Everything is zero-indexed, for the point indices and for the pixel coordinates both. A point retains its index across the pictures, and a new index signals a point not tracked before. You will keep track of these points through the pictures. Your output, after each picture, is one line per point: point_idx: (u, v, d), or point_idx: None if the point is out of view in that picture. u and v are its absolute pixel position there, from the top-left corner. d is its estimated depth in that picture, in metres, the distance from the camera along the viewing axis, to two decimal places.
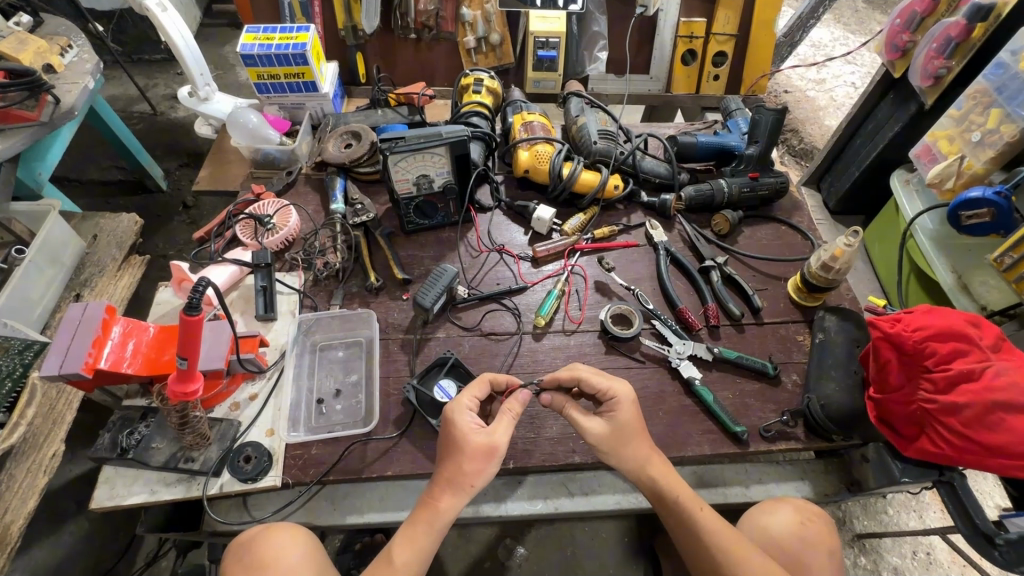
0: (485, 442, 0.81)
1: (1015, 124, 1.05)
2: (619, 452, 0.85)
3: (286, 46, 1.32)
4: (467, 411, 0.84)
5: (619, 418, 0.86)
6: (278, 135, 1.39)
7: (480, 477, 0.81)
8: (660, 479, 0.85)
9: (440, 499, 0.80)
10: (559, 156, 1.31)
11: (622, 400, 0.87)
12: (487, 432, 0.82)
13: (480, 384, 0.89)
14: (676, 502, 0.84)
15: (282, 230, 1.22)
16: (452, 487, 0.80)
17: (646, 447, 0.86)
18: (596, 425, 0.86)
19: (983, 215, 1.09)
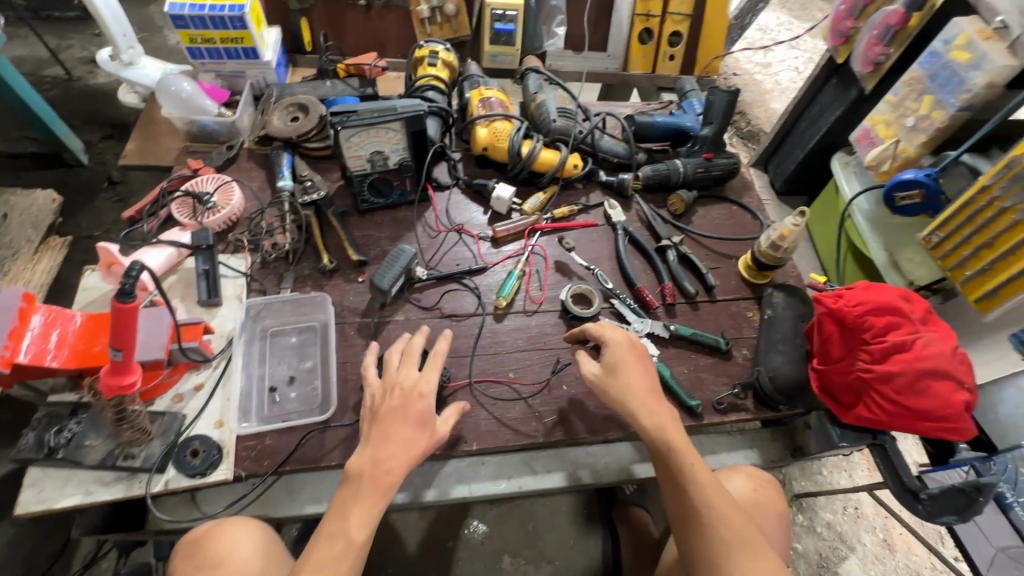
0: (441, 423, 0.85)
1: (945, 110, 1.10)
2: (626, 388, 0.89)
3: (221, 7, 1.21)
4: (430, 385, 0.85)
5: (628, 355, 0.92)
6: (216, 105, 1.29)
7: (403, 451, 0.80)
8: (660, 425, 0.85)
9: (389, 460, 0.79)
10: (518, 134, 1.28)
11: (631, 343, 0.94)
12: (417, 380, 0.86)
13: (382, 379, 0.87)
14: (675, 449, 0.84)
15: (223, 210, 1.14)
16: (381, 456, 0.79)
17: (653, 394, 0.89)
18: (621, 360, 0.91)
19: (914, 196, 1.16)
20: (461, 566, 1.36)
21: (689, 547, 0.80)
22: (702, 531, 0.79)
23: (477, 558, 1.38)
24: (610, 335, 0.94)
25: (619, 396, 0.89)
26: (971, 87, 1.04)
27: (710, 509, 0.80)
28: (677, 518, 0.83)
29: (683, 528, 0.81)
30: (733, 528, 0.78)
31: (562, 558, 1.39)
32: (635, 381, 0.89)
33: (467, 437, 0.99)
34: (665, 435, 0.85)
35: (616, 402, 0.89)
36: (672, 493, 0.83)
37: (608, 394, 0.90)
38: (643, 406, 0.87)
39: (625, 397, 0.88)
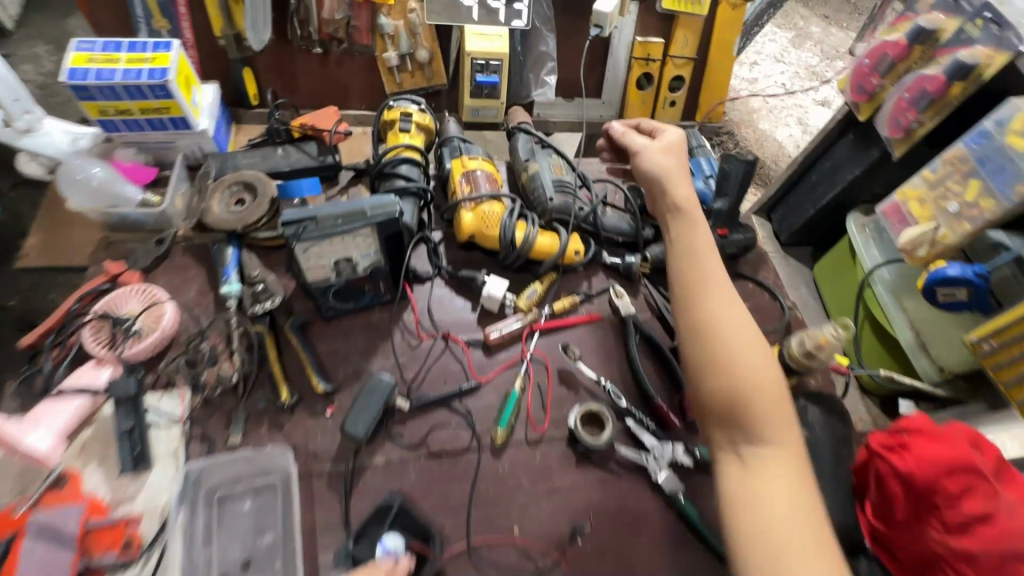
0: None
1: (998, 202, 0.98)
2: (694, 267, 0.92)
3: (136, 73, 0.97)
4: None
5: (688, 227, 0.98)
6: (139, 191, 1.04)
7: None
8: (737, 332, 0.84)
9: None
10: (510, 219, 1.09)
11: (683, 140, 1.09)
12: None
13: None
14: (745, 343, 0.83)
15: (151, 335, 0.92)
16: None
17: (743, 317, 0.87)
18: (696, 229, 0.97)
19: (960, 293, 1.03)
20: None
21: (736, 431, 0.79)
22: (744, 382, 0.80)
23: None
24: (688, 208, 0.99)
25: (700, 289, 0.89)
26: None
27: (761, 383, 0.81)
28: (718, 365, 0.82)
29: (732, 401, 0.80)
30: (786, 476, 0.75)
31: None
32: (717, 301, 0.87)
33: None
34: (748, 343, 0.83)
35: (691, 283, 0.91)
36: (725, 345, 0.83)
37: (683, 286, 0.91)
38: (717, 295, 0.88)
39: (697, 310, 0.87)
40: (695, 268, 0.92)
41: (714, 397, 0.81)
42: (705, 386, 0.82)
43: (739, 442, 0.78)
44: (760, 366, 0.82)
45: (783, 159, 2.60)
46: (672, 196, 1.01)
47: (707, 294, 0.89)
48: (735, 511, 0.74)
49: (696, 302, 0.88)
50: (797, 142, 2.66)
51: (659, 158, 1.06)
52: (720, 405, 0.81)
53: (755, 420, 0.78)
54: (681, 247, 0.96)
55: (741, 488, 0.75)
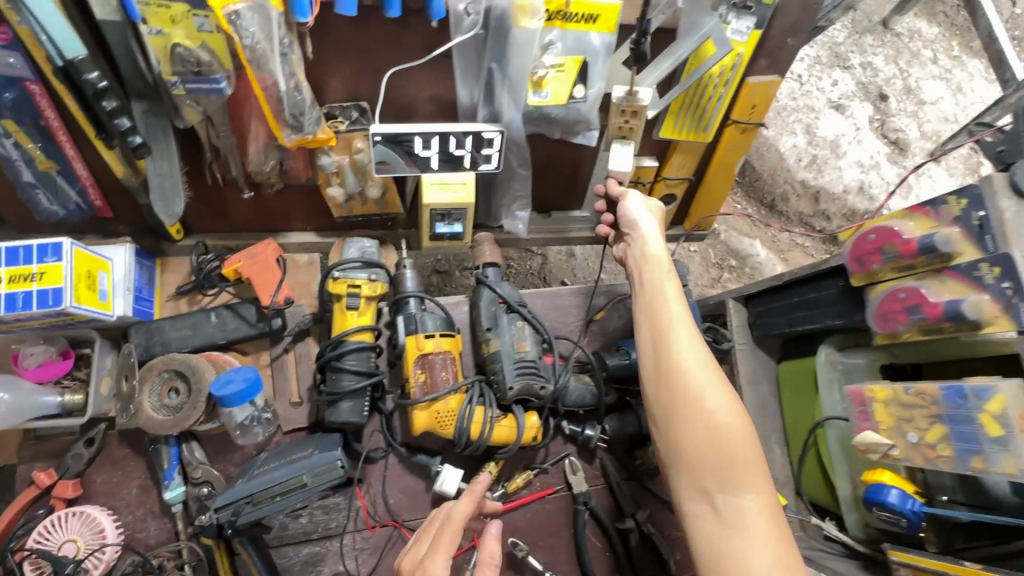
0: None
1: (954, 462, 0.97)
2: (671, 349, 0.89)
3: (26, 299, 0.83)
4: None
5: (658, 259, 0.97)
6: (58, 395, 0.96)
7: None
8: (710, 391, 0.86)
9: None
10: (466, 419, 1.05)
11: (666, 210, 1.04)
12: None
13: (450, 536, 0.80)
14: (715, 398, 0.86)
15: (97, 568, 0.93)
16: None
17: (709, 361, 0.89)
18: (664, 294, 0.94)
19: (892, 518, 1.07)
20: None
21: (711, 477, 0.83)
22: (724, 451, 0.83)
23: None
24: (654, 257, 0.98)
25: (669, 343, 0.90)
26: (988, 463, 0.93)
27: (736, 453, 0.83)
28: (687, 412, 0.86)
29: (711, 453, 0.84)
30: (764, 527, 0.80)
31: None
32: (691, 357, 0.89)
33: None
34: (711, 400, 0.86)
35: (658, 339, 0.91)
36: (698, 408, 0.86)
37: (654, 338, 0.92)
38: (687, 345, 0.90)
39: (673, 363, 0.89)
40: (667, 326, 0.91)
41: (694, 448, 0.85)
42: (686, 438, 0.86)
43: (716, 489, 0.83)
44: (722, 422, 0.85)
45: (781, 173, 2.36)
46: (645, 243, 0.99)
47: (674, 334, 0.90)
48: (721, 550, 0.80)
49: (670, 351, 0.89)
50: (800, 154, 2.39)
51: (640, 212, 1.01)
52: (711, 456, 0.84)
53: (735, 466, 0.83)
54: (661, 312, 0.93)
55: (721, 536, 0.80)
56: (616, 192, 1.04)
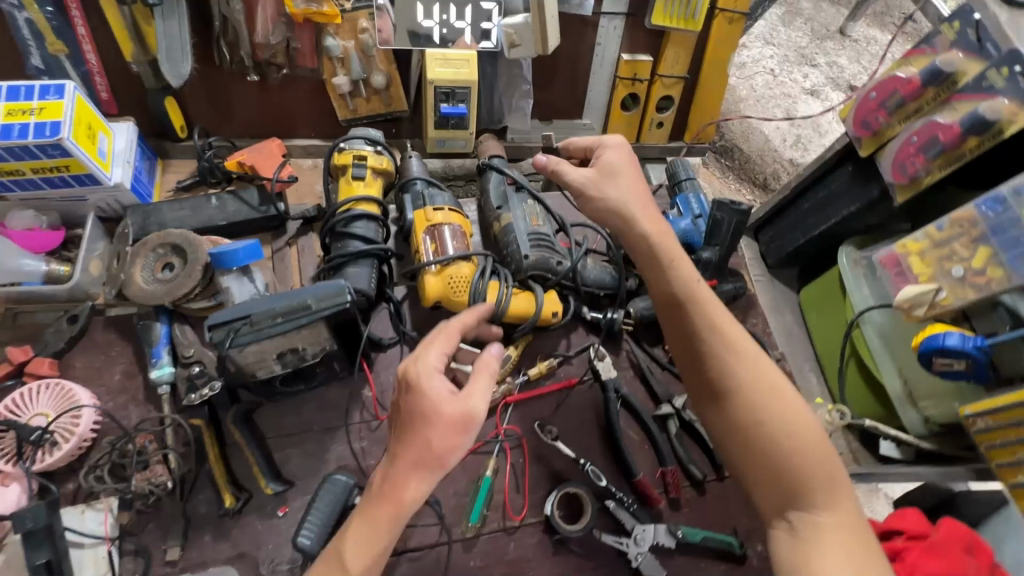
0: (461, 411, 0.67)
1: (1006, 274, 0.90)
2: (716, 363, 0.73)
3: (22, 129, 0.80)
4: None
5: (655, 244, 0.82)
6: (42, 260, 0.90)
7: None
8: (755, 398, 0.71)
9: (406, 488, 0.65)
10: (481, 284, 0.98)
11: (634, 162, 0.91)
12: (463, 401, 0.68)
13: (448, 337, 0.75)
14: (780, 411, 0.70)
15: (68, 441, 0.81)
16: (424, 464, 0.66)
17: (753, 361, 0.73)
18: (686, 284, 0.78)
19: (958, 364, 0.96)
20: None
21: (774, 502, 0.68)
22: (805, 473, 0.67)
23: None
24: (664, 243, 0.82)
25: (714, 356, 0.73)
26: None
27: (822, 467, 0.68)
28: (754, 433, 0.70)
29: (766, 475, 0.69)
30: (845, 547, 0.63)
31: None
32: (744, 369, 0.73)
33: None
34: (784, 416, 0.70)
35: (681, 339, 0.77)
36: (771, 434, 0.69)
37: (698, 353, 0.75)
38: (717, 347, 0.74)
39: (723, 381, 0.73)
40: (702, 330, 0.75)
41: (759, 479, 0.69)
42: (756, 470, 0.69)
43: (782, 508, 0.68)
44: (794, 437, 0.69)
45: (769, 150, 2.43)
46: (637, 230, 0.84)
47: (718, 345, 0.74)
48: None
49: (725, 363, 0.73)
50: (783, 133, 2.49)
51: (623, 195, 0.87)
52: (761, 472, 0.69)
53: (799, 485, 0.67)
54: (693, 313, 0.77)
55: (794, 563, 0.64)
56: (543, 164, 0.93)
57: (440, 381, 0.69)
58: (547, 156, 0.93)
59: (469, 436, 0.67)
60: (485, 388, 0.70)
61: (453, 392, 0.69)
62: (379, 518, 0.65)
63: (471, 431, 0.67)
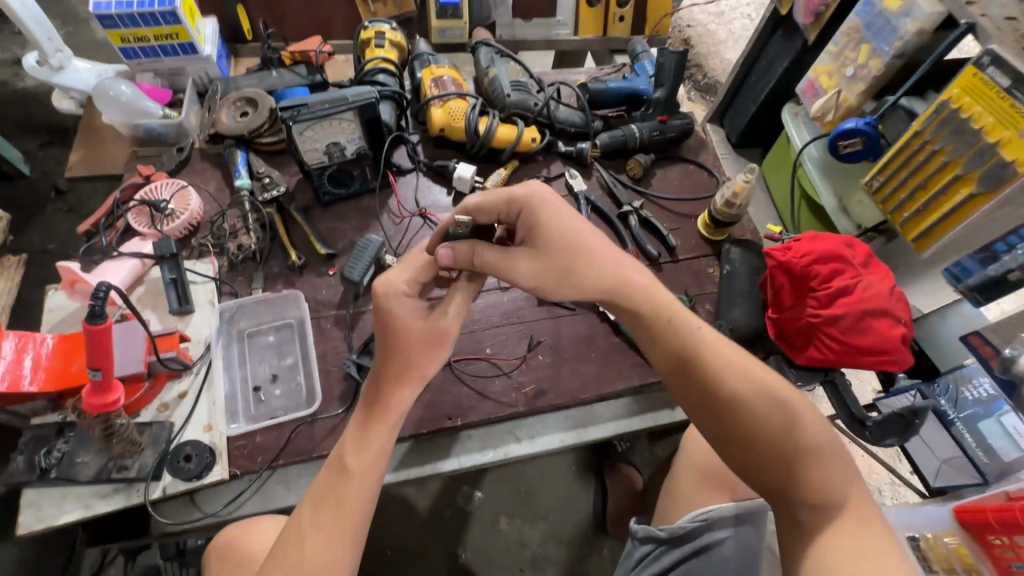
0: (429, 329, 0.79)
1: (881, 59, 1.14)
2: (722, 376, 0.70)
3: (150, 2, 1.15)
4: (405, 303, 0.79)
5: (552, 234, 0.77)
6: (160, 107, 1.24)
7: (406, 395, 0.78)
8: (741, 371, 0.70)
9: (391, 396, 0.78)
10: (474, 112, 1.29)
11: (575, 213, 0.79)
12: (432, 320, 0.80)
13: (418, 266, 0.80)
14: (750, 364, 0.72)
15: (183, 215, 1.12)
16: (403, 379, 0.79)
17: (729, 359, 0.71)
18: (667, 343, 0.74)
19: (856, 143, 1.21)
20: (466, 527, 1.58)
21: (781, 489, 0.68)
22: (835, 491, 0.66)
23: (475, 520, 1.59)
24: (645, 288, 0.77)
25: (713, 375, 0.70)
26: (903, 35, 1.09)
27: (840, 472, 0.68)
28: (805, 450, 0.67)
29: (770, 474, 0.68)
30: (853, 539, 0.64)
31: (554, 514, 1.61)
32: (743, 377, 0.70)
33: (451, 414, 1.06)
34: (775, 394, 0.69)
35: (688, 385, 0.72)
36: (771, 434, 0.67)
37: (694, 385, 0.71)
38: (732, 394, 0.69)
39: (737, 394, 0.69)
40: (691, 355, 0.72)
41: (808, 511, 0.67)
42: (800, 446, 0.67)
43: (803, 513, 0.68)
44: (790, 413, 0.68)
45: None
46: (540, 238, 0.78)
47: (705, 359, 0.71)
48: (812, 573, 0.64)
49: (728, 382, 0.70)
50: None
51: (552, 223, 0.78)
52: (772, 481, 0.69)
53: (815, 474, 0.67)
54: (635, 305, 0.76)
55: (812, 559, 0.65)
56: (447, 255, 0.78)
57: (411, 303, 0.79)
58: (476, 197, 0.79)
59: (444, 348, 0.81)
60: (455, 311, 0.81)
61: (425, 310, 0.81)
62: (374, 433, 0.77)
63: (447, 344, 0.81)
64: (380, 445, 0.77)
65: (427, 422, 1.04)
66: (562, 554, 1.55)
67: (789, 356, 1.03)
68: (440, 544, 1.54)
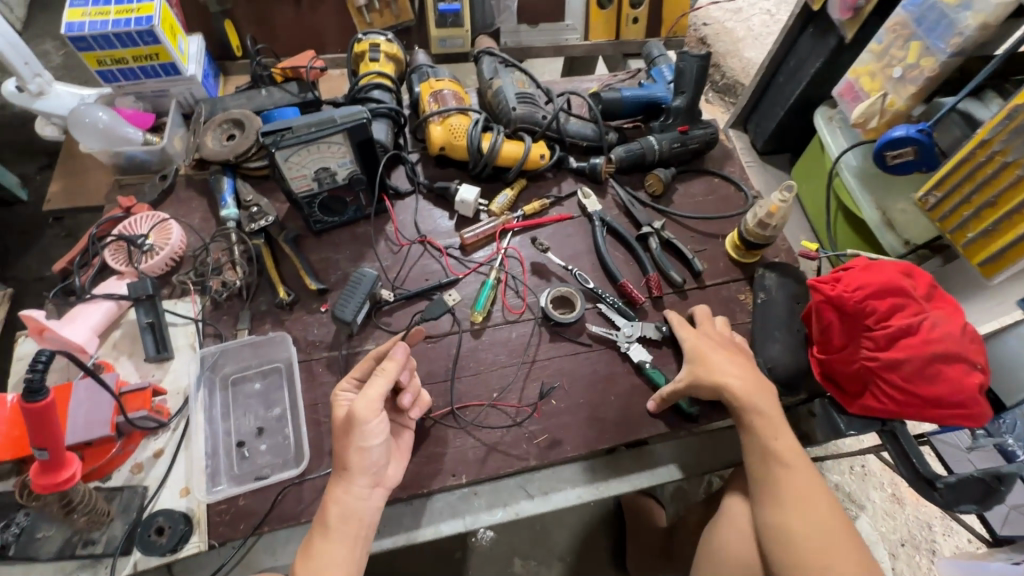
0: (345, 417, 0.78)
1: (935, 58, 1.01)
2: (788, 485, 0.83)
3: (126, 21, 1.07)
4: (341, 391, 0.84)
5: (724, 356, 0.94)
6: (140, 132, 1.16)
7: (363, 458, 0.77)
8: (807, 475, 0.83)
9: (332, 500, 0.77)
10: (476, 129, 1.18)
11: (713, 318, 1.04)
12: (351, 406, 0.79)
13: (363, 362, 0.87)
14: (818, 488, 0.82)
15: (162, 251, 1.03)
16: (340, 478, 0.78)
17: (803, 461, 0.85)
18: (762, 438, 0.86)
19: (907, 153, 1.07)
20: (478, 572, 1.45)
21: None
22: None
23: (487, 563, 1.47)
24: (751, 399, 0.89)
25: (787, 469, 0.84)
26: (962, 30, 0.96)
27: None
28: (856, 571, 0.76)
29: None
30: None
31: (572, 556, 1.48)
32: (809, 479, 0.83)
33: (455, 469, 0.95)
34: (829, 520, 0.80)
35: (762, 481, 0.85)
36: (826, 533, 0.79)
37: (756, 485, 0.86)
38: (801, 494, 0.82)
39: (802, 499, 0.81)
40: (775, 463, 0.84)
41: None
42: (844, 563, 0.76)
43: None
44: (829, 534, 0.79)
45: None
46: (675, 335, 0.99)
47: (778, 469, 0.84)
48: None
49: (791, 498, 0.82)
50: None
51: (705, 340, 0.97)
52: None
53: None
54: (745, 415, 0.88)
55: None
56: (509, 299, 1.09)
57: (345, 396, 0.83)
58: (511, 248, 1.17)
59: (360, 436, 0.77)
60: (377, 386, 0.78)
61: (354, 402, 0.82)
62: (317, 544, 0.74)
63: (360, 432, 0.77)
64: (336, 557, 0.73)
65: (428, 479, 0.93)
66: None
67: (840, 401, 0.91)
68: None
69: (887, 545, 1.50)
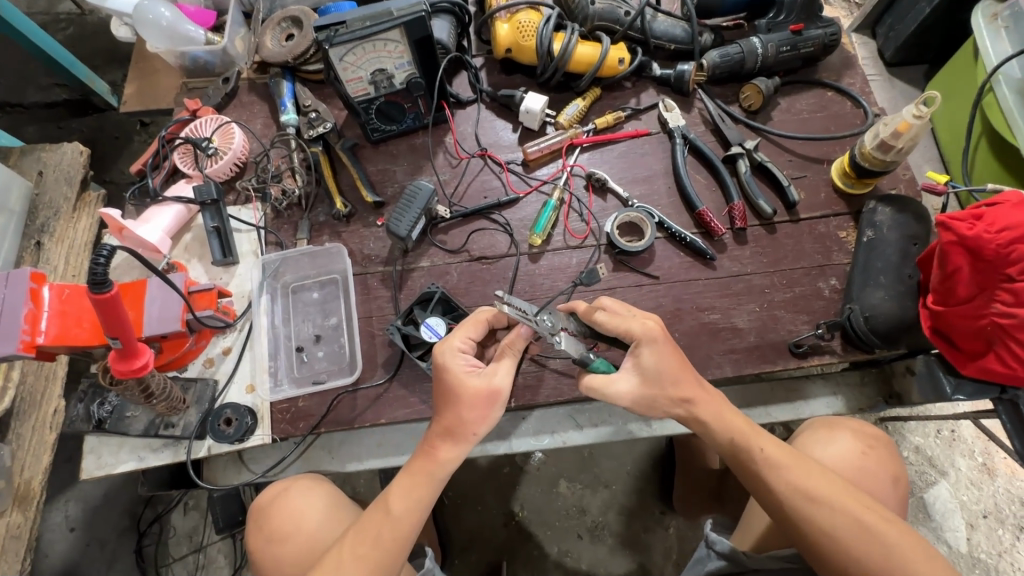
0: (484, 388, 0.71)
1: None
2: (794, 494, 0.69)
3: None
4: (460, 354, 0.73)
5: (669, 364, 0.73)
6: (201, 31, 1.13)
7: (484, 424, 0.72)
8: (818, 480, 0.70)
9: (440, 449, 0.72)
10: (548, 26, 1.05)
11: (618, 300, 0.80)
12: (487, 376, 0.72)
13: (476, 324, 0.76)
14: (827, 490, 0.69)
15: (226, 155, 1.03)
16: (453, 435, 0.72)
17: (805, 463, 0.72)
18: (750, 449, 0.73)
19: None
20: (524, 488, 1.47)
21: None
22: None
23: (534, 482, 1.47)
24: (723, 411, 0.75)
25: (787, 477, 0.70)
26: None
27: None
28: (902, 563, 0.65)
29: None
30: None
31: (618, 484, 1.47)
32: (820, 481, 0.70)
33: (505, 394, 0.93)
34: (855, 519, 0.67)
35: (766, 492, 0.71)
36: (858, 537, 0.66)
37: (765, 503, 0.72)
38: (820, 503, 0.68)
39: (811, 508, 0.68)
40: (769, 474, 0.71)
41: None
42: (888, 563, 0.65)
43: None
44: (870, 538, 0.66)
45: None
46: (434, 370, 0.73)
47: (783, 480, 0.70)
48: None
49: (806, 508, 0.68)
50: None
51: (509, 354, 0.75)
52: None
53: None
54: (723, 433, 0.74)
55: None
56: (579, 228, 1.01)
57: (465, 360, 0.73)
58: (581, 167, 1.06)
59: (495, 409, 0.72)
60: (509, 364, 0.73)
61: (480, 369, 0.74)
62: (418, 490, 0.71)
63: (499, 403, 0.72)
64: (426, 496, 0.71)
65: None
66: (623, 526, 1.43)
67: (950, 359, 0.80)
68: (496, 503, 1.45)
69: (968, 515, 1.34)
